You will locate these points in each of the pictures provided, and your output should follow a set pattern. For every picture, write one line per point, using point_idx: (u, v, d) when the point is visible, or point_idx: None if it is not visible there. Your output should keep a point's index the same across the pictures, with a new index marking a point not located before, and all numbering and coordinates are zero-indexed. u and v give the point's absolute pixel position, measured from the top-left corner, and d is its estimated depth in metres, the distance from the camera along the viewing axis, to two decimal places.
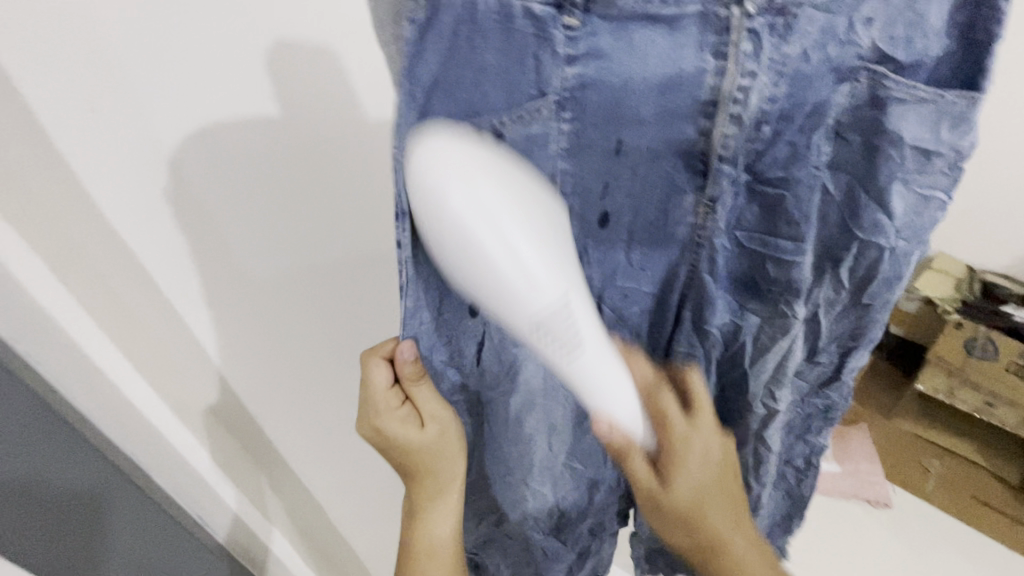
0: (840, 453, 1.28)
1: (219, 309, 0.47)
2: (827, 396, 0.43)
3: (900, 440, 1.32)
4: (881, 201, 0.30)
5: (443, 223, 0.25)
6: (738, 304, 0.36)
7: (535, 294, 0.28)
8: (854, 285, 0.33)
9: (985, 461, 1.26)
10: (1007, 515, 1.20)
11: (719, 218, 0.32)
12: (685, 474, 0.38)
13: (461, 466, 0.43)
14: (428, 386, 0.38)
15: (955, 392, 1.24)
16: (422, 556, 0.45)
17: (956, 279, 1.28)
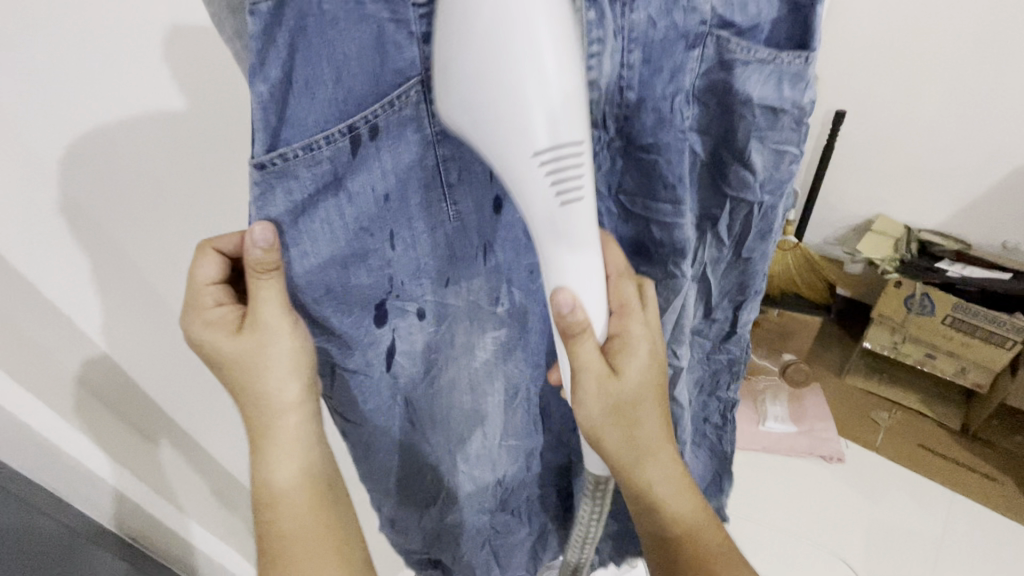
0: (795, 415, 1.34)
1: (126, 331, 0.44)
2: (730, 351, 0.45)
3: (851, 397, 1.38)
4: (741, 158, 0.31)
5: (475, 21, 0.23)
6: (632, 267, 0.37)
7: (541, 127, 0.24)
8: (733, 240, 0.36)
9: (926, 409, 1.34)
10: (953, 459, 1.27)
11: (597, 183, 0.32)
12: (638, 372, 0.35)
13: (290, 384, 0.38)
14: (268, 282, 0.32)
15: (900, 346, 1.31)
16: (264, 506, 0.40)
17: (894, 239, 1.33)
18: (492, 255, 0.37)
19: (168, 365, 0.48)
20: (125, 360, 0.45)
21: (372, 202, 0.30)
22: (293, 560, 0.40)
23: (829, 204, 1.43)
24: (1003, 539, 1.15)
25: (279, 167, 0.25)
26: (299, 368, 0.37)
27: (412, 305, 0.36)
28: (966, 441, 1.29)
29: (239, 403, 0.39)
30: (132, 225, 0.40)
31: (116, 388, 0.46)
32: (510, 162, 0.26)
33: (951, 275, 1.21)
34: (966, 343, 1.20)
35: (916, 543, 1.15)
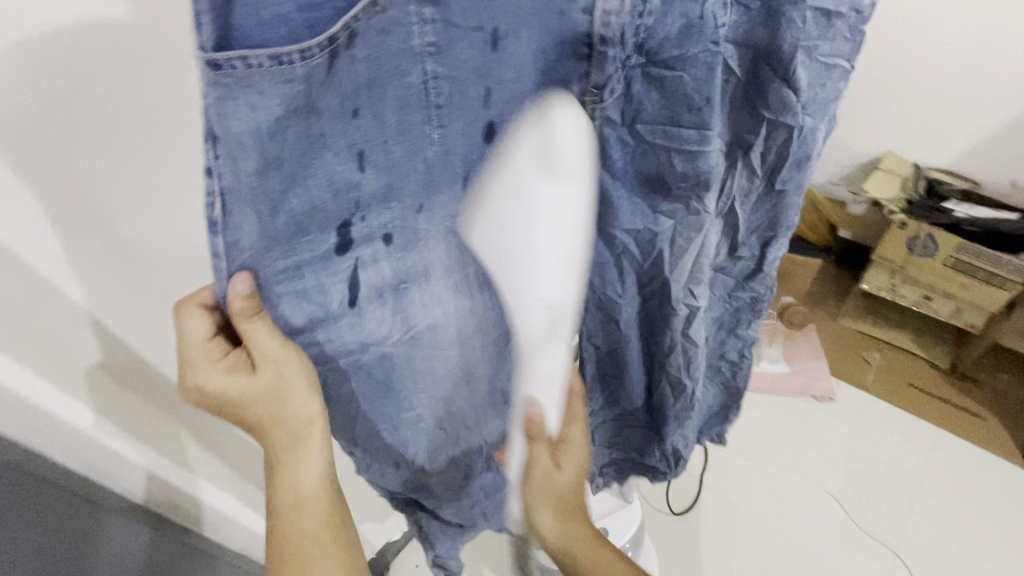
0: (789, 355, 1.36)
1: (105, 283, 0.40)
2: (752, 288, 0.43)
3: (846, 337, 1.40)
4: (786, 74, 0.27)
5: (510, 200, 0.28)
6: (651, 207, 0.33)
7: (542, 289, 0.30)
8: (766, 171, 0.33)
9: (919, 350, 1.36)
10: (940, 397, 1.30)
11: (608, 109, 0.30)
12: (575, 471, 0.42)
13: (314, 405, 0.34)
14: (263, 321, 0.27)
15: (897, 287, 1.30)
16: (288, 508, 0.39)
17: (902, 177, 1.30)
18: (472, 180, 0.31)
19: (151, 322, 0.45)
20: (110, 315, 0.42)
21: (341, 121, 0.25)
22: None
23: (835, 141, 1.38)
24: (984, 469, 1.20)
25: (239, 72, 0.19)
26: (317, 390, 0.33)
27: (378, 228, 0.30)
28: (953, 379, 1.32)
29: (261, 435, 0.36)
30: (105, 173, 0.36)
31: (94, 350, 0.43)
32: (511, 298, 0.32)
33: (957, 215, 1.18)
34: (965, 285, 1.20)
35: (901, 474, 1.20)
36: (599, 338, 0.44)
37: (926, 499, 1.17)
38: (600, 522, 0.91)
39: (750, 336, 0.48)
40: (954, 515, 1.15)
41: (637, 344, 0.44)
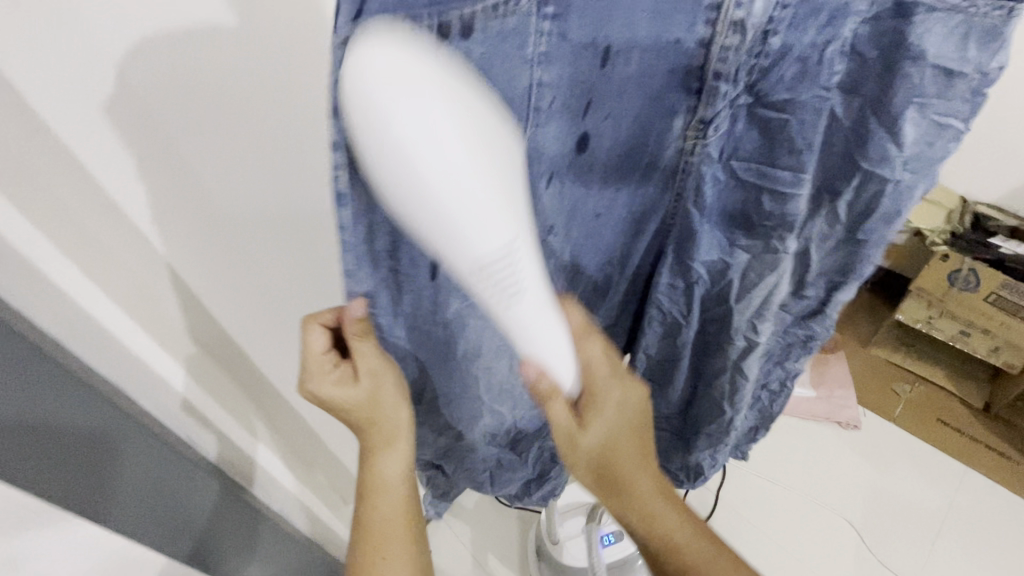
0: (817, 380, 1.34)
1: (209, 267, 0.42)
2: (808, 327, 0.43)
3: (875, 367, 1.38)
4: (892, 127, 0.28)
5: (415, 166, 0.21)
6: (728, 242, 0.34)
7: (480, 241, 0.25)
8: (850, 219, 0.33)
9: (952, 386, 1.33)
10: (970, 436, 1.27)
11: (708, 145, 0.30)
12: (601, 430, 0.41)
13: (402, 410, 0.44)
14: (369, 342, 0.37)
15: (934, 321, 1.28)
16: (366, 495, 0.47)
17: (949, 210, 1.29)
18: (556, 185, 0.31)
19: (239, 306, 0.47)
20: (207, 296, 0.44)
21: None
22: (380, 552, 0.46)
23: None
24: (1013, 512, 1.18)
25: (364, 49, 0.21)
26: (403, 396, 0.43)
27: None
28: (984, 418, 1.30)
29: (359, 428, 0.44)
30: (217, 161, 0.37)
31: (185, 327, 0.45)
32: (467, 280, 0.27)
33: (1004, 251, 1.16)
34: (1005, 322, 1.19)
35: (926, 510, 1.19)
36: (653, 351, 0.45)
37: (948, 536, 1.16)
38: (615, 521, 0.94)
39: (795, 368, 0.49)
40: (979, 555, 1.13)
41: (686, 362, 0.45)
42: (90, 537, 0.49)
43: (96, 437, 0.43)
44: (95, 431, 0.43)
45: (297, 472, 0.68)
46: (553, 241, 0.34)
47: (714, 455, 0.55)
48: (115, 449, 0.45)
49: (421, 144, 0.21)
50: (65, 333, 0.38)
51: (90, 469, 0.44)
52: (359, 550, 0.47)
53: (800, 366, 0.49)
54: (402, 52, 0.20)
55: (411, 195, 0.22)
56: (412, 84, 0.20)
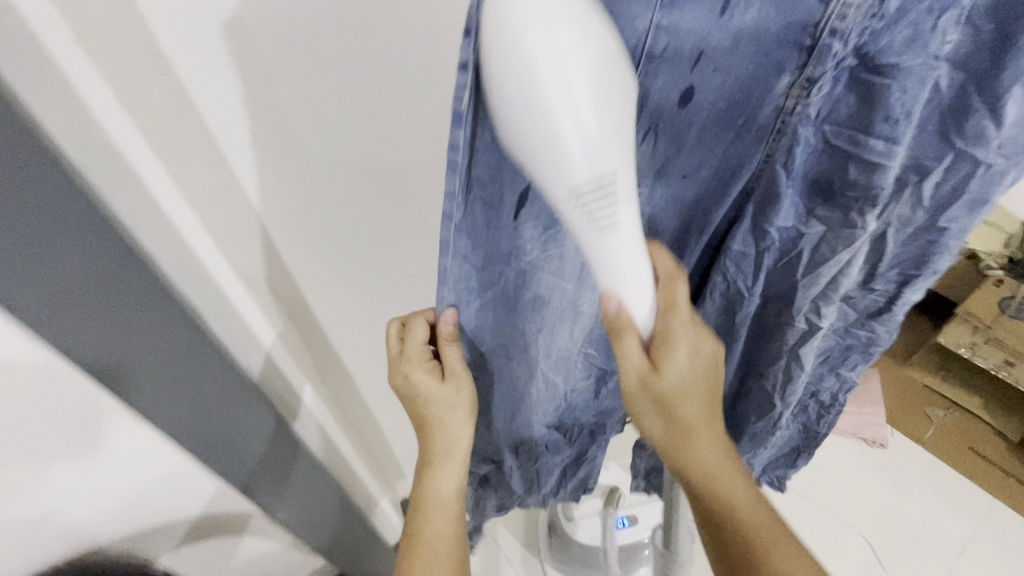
0: (847, 395, 1.31)
1: (292, 210, 0.45)
2: (871, 327, 0.43)
3: (909, 388, 1.35)
4: (995, 106, 0.27)
5: (526, 69, 0.23)
6: (806, 211, 0.34)
7: (576, 166, 0.25)
8: (934, 204, 0.32)
9: (991, 418, 1.27)
10: (1001, 468, 1.24)
11: (810, 105, 0.29)
12: (686, 366, 0.39)
13: (467, 428, 0.49)
14: (453, 349, 0.42)
15: (978, 348, 1.23)
16: (423, 507, 0.51)
17: (1009, 235, 1.24)
18: (651, 139, 0.31)
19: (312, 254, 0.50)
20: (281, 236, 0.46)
21: None
22: (422, 568, 0.50)
23: None
24: None
25: None
26: (472, 416, 0.48)
27: None
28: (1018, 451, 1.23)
29: (424, 432, 0.50)
30: (306, 99, 0.39)
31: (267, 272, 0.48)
32: (547, 186, 0.26)
33: None
34: None
35: (940, 537, 1.19)
36: (709, 329, 0.46)
37: (967, 563, 1.15)
38: (631, 506, 0.95)
39: (849, 378, 0.49)
40: None
41: (740, 345, 0.45)
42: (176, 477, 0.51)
43: (201, 380, 0.45)
44: (203, 372, 0.45)
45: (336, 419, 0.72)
46: (636, 194, 0.34)
47: (751, 455, 0.56)
48: (218, 393, 0.47)
49: (546, 52, 0.23)
50: (178, 276, 0.40)
51: (193, 410, 0.46)
52: (403, 561, 0.51)
53: (855, 378, 0.49)
54: None
55: (511, 113, 0.24)
56: (548, 6, 0.22)
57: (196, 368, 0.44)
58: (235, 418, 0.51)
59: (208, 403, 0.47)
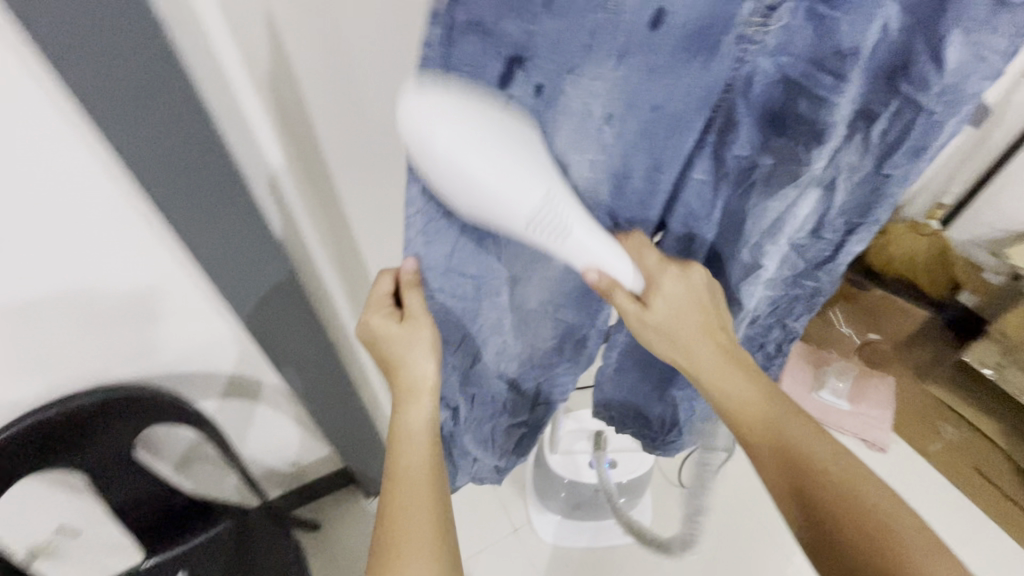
0: (855, 395, 1.35)
1: (327, 100, 0.50)
2: (816, 278, 0.50)
3: (921, 401, 1.32)
4: (934, 53, 0.31)
5: (459, 177, 0.31)
6: (761, 142, 0.37)
7: (507, 205, 0.32)
8: (878, 150, 0.37)
9: (1004, 442, 1.23)
10: (1006, 495, 1.21)
11: (768, 35, 0.32)
12: (669, 308, 0.44)
13: (431, 367, 0.49)
14: (417, 292, 0.44)
15: (1004, 370, 1.21)
16: (399, 441, 0.51)
17: None
18: (623, 62, 0.31)
19: (343, 149, 0.56)
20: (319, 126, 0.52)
21: None
22: (402, 497, 0.49)
23: (999, 203, 1.26)
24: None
25: None
26: (434, 355, 0.48)
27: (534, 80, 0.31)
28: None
29: (392, 375, 0.51)
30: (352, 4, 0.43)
31: (301, 151, 0.55)
32: (507, 228, 0.34)
33: None
34: None
35: None
36: None
37: None
38: (614, 454, 1.00)
39: (794, 329, 0.57)
40: None
41: None
42: (202, 294, 0.61)
43: (231, 221, 0.51)
44: (234, 215, 0.51)
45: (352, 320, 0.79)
46: (605, 127, 0.35)
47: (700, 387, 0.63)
48: (251, 241, 0.54)
49: (450, 150, 0.29)
50: (228, 129, 0.47)
51: (219, 244, 0.53)
52: (384, 501, 0.50)
53: (799, 328, 0.57)
54: (445, 95, 0.29)
55: (445, 190, 0.32)
56: (434, 110, 0.28)
57: (229, 212, 0.50)
58: (259, 268, 0.57)
59: (234, 242, 0.53)
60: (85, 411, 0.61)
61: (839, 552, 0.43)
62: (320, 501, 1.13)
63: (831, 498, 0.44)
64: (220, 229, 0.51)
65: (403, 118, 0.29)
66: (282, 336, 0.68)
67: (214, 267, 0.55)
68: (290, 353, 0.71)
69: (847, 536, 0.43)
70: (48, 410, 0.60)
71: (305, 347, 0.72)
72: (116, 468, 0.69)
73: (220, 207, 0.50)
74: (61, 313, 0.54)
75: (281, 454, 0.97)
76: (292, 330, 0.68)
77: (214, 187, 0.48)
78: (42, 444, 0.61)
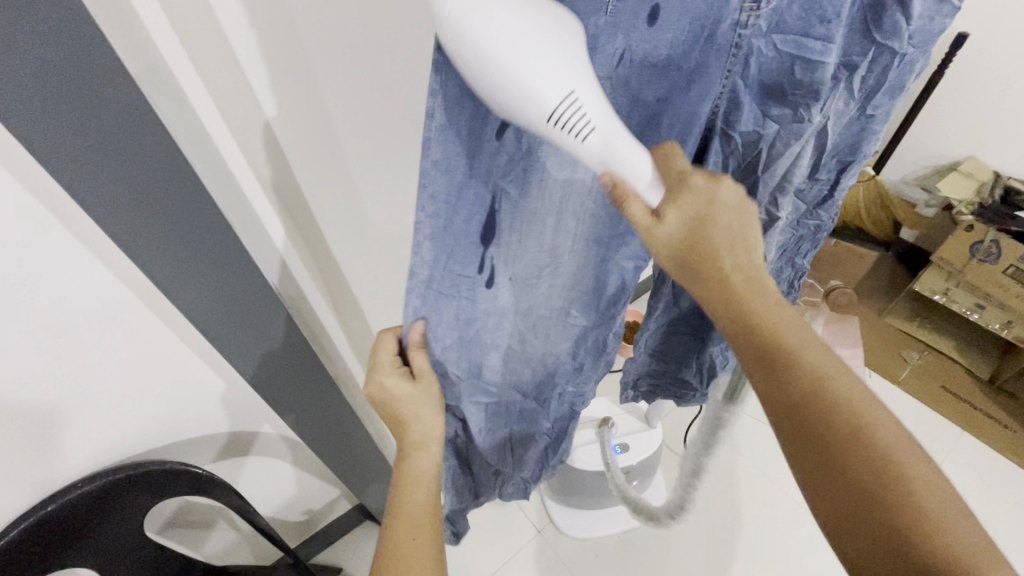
0: (831, 338, 1.40)
1: (309, 142, 0.51)
2: (818, 215, 0.54)
3: (886, 333, 1.43)
4: (903, 3, 0.35)
5: (491, 73, 0.26)
6: (763, 114, 0.40)
7: (539, 89, 0.27)
8: (861, 94, 0.42)
9: (959, 357, 1.36)
10: (972, 405, 1.31)
11: (760, 18, 0.34)
12: (682, 225, 0.38)
13: (438, 417, 0.49)
14: (423, 353, 0.43)
15: (952, 292, 1.30)
16: (405, 482, 0.51)
17: (979, 182, 1.30)
18: (624, 63, 0.33)
19: (328, 187, 0.56)
20: (304, 169, 0.53)
21: None
22: (404, 534, 0.48)
23: (917, 144, 1.40)
24: (1005, 475, 1.23)
25: None
26: (440, 407, 0.49)
27: (536, 91, 0.31)
28: (987, 388, 1.33)
29: (399, 428, 0.49)
30: (330, 47, 0.45)
31: (287, 198, 0.54)
32: (532, 126, 0.29)
33: None
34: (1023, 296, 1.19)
35: None
36: None
37: None
38: (624, 437, 1.01)
39: (802, 264, 0.60)
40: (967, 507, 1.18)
41: None
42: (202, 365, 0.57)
43: (232, 287, 0.48)
44: (237, 281, 0.48)
45: (351, 356, 0.78)
46: (609, 121, 0.37)
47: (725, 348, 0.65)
48: (257, 304, 0.52)
49: (498, 36, 0.26)
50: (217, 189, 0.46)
51: (220, 316, 0.49)
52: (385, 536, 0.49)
53: (806, 263, 0.61)
54: (520, 17, 0.26)
55: (474, 77, 0.27)
56: (489, 19, 0.25)
57: (233, 277, 0.47)
58: (261, 330, 0.54)
59: (236, 308, 0.50)
60: (88, 498, 0.57)
61: (851, 501, 0.36)
62: (335, 545, 1.09)
63: (827, 413, 0.37)
64: (223, 300, 0.48)
65: (443, 18, 0.26)
66: (288, 390, 0.65)
67: (223, 338, 0.52)
68: (295, 407, 0.68)
69: (864, 475, 0.36)
70: (46, 507, 0.55)
71: (314, 396, 0.70)
72: (127, 548, 0.65)
73: (224, 278, 0.47)
74: (35, 401, 0.48)
75: (290, 502, 0.93)
76: (302, 380, 0.66)
77: (217, 256, 0.45)
78: (44, 544, 0.56)
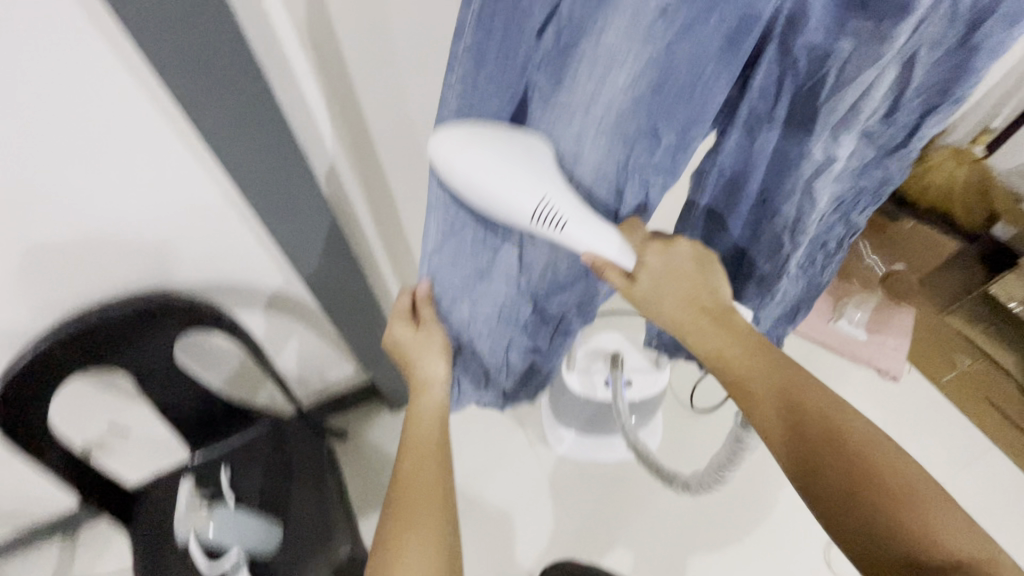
0: (874, 323, 1.35)
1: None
2: (885, 168, 0.52)
3: (941, 332, 1.31)
4: None
5: (474, 170, 0.38)
6: (838, 26, 0.37)
7: (509, 204, 0.39)
8: (967, 18, 0.36)
9: (1017, 372, 1.22)
10: (1018, 427, 1.22)
11: None
12: (653, 295, 0.47)
13: (441, 367, 0.56)
14: (432, 307, 0.53)
15: None
16: (412, 421, 0.57)
17: None
18: None
19: (371, 54, 0.54)
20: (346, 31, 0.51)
21: None
22: (408, 465, 0.53)
23: None
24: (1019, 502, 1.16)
25: None
26: (444, 353, 0.56)
27: None
28: None
29: (408, 372, 0.58)
30: None
31: (322, 60, 0.53)
32: (510, 216, 0.40)
33: None
34: None
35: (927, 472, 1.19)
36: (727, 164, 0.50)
37: None
38: (629, 373, 1.01)
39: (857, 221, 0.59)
40: None
41: (756, 183, 0.52)
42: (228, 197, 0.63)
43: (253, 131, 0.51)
44: (254, 127, 0.50)
45: (376, 235, 0.79)
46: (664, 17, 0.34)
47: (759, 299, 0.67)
48: (275, 154, 0.54)
49: (470, 163, 0.37)
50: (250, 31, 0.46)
51: (240, 155, 0.52)
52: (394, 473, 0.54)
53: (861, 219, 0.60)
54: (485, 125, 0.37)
55: (461, 175, 0.38)
56: (475, 149, 0.37)
57: (253, 120, 0.50)
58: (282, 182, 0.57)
59: (253, 152, 0.53)
60: (127, 316, 0.65)
61: (828, 478, 0.43)
62: (348, 412, 1.19)
63: (797, 412, 0.45)
64: (242, 141, 0.51)
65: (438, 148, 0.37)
66: (308, 254, 0.68)
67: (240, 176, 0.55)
68: (315, 273, 0.72)
69: (836, 469, 0.43)
70: (92, 316, 0.63)
71: (333, 266, 0.73)
72: (159, 372, 0.73)
73: (243, 116, 0.49)
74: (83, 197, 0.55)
75: (312, 364, 1.01)
76: (324, 248, 0.69)
77: (235, 92, 0.47)
78: (88, 347, 0.64)
